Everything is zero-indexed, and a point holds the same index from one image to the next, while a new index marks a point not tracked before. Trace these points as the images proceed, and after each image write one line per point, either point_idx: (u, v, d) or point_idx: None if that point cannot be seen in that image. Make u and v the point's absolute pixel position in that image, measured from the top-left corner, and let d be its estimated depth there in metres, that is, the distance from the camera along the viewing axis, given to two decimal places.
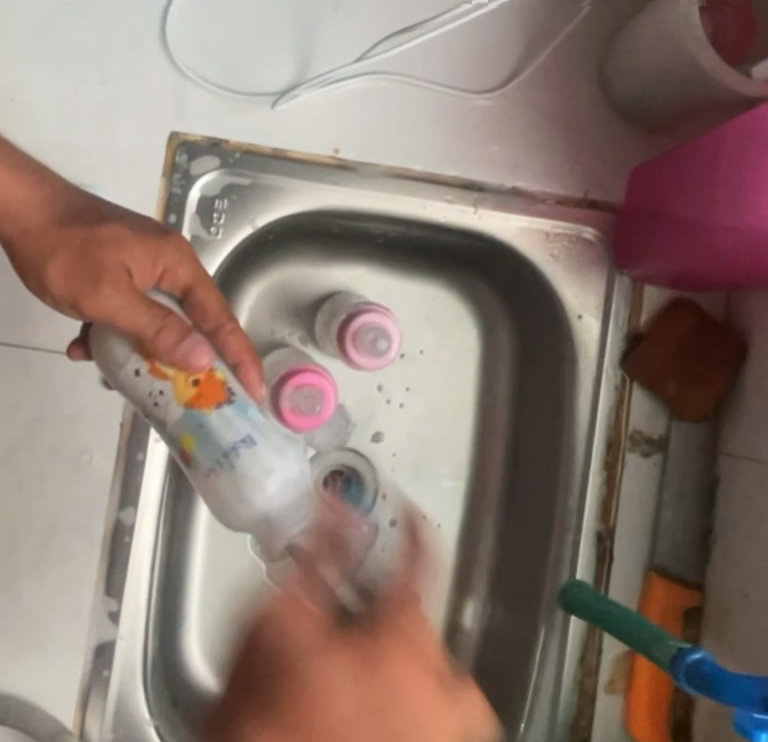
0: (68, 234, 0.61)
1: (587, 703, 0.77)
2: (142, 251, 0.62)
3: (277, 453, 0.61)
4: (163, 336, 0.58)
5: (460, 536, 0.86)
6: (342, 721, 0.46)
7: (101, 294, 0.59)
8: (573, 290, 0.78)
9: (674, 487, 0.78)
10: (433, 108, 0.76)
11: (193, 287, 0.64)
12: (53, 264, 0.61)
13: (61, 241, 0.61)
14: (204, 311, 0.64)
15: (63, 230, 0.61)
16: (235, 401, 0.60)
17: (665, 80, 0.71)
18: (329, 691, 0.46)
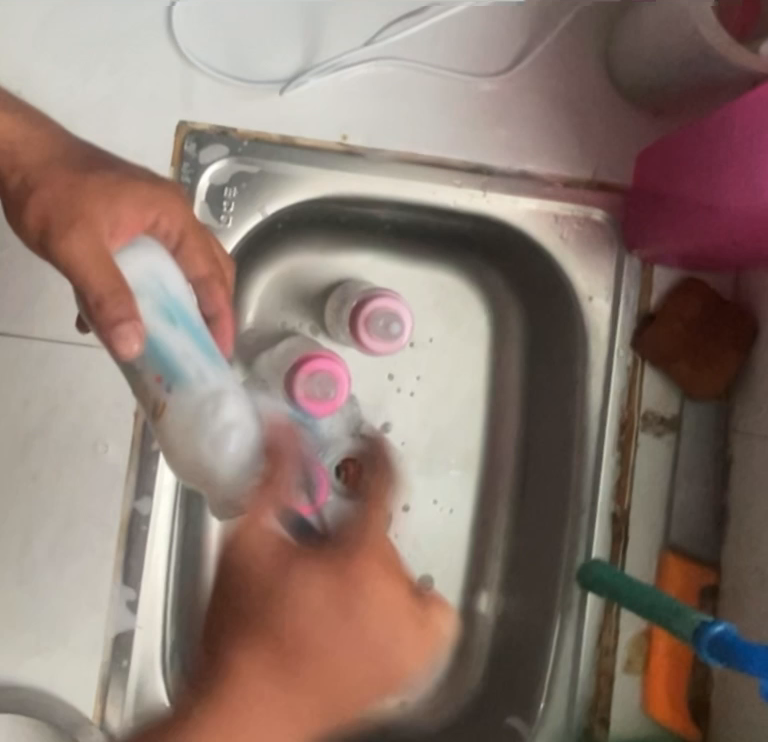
0: (54, 171, 0.57)
1: (605, 684, 0.77)
2: (134, 199, 0.58)
3: (195, 406, 0.54)
4: (104, 311, 0.52)
5: (474, 521, 0.86)
6: (305, 622, 0.52)
7: (71, 239, 0.55)
8: (581, 272, 0.78)
9: (686, 467, 0.78)
10: (440, 93, 0.76)
11: (185, 236, 0.61)
12: (32, 196, 0.56)
13: (41, 179, 0.57)
14: (193, 259, 0.62)
15: (52, 171, 0.57)
16: (152, 357, 0.54)
17: (671, 59, 0.71)
18: (308, 602, 0.52)
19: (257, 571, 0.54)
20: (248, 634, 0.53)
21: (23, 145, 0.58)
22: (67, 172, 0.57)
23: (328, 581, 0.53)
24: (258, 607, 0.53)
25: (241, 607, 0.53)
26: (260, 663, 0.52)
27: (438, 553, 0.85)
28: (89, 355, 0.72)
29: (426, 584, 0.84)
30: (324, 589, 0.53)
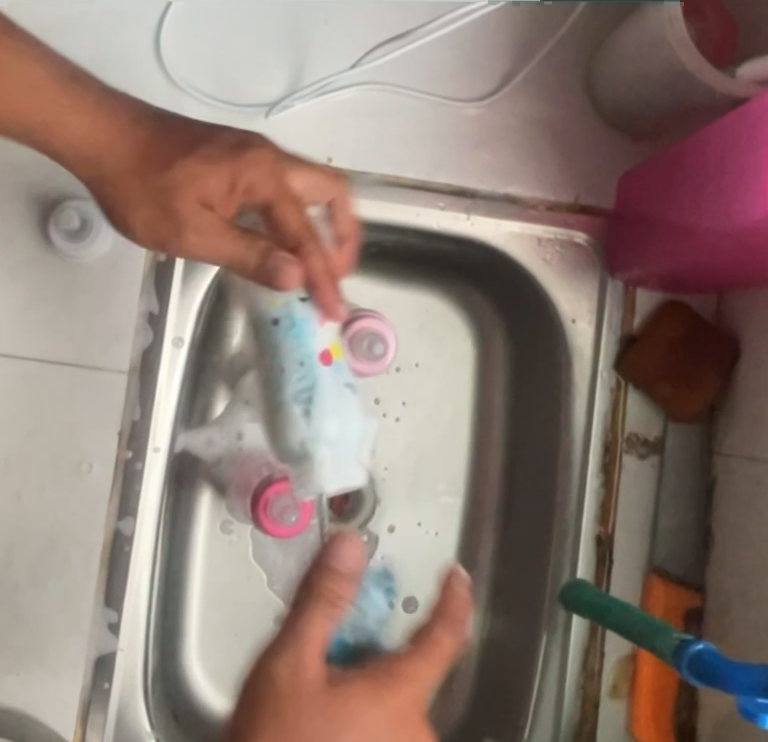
0: (132, 150, 0.60)
1: (590, 709, 0.76)
2: (203, 159, 0.61)
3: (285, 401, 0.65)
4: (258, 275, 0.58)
5: (459, 544, 0.86)
6: (305, 721, 0.55)
7: (200, 239, 0.60)
8: (565, 295, 0.79)
9: (670, 487, 0.78)
10: (424, 116, 0.77)
11: (273, 200, 0.62)
12: (124, 194, 0.61)
13: (122, 153, 0.60)
14: (255, 184, 0.62)
15: (129, 155, 0.60)
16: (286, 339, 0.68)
17: (651, 83, 0.72)
18: (299, 698, 0.56)
19: (303, 683, 0.56)
20: (265, 716, 0.55)
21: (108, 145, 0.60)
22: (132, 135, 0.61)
23: (365, 690, 0.57)
24: (266, 706, 0.55)
25: (267, 693, 0.56)
26: (289, 730, 0.55)
27: (423, 578, 0.84)
28: (74, 375, 0.72)
29: (410, 606, 0.84)
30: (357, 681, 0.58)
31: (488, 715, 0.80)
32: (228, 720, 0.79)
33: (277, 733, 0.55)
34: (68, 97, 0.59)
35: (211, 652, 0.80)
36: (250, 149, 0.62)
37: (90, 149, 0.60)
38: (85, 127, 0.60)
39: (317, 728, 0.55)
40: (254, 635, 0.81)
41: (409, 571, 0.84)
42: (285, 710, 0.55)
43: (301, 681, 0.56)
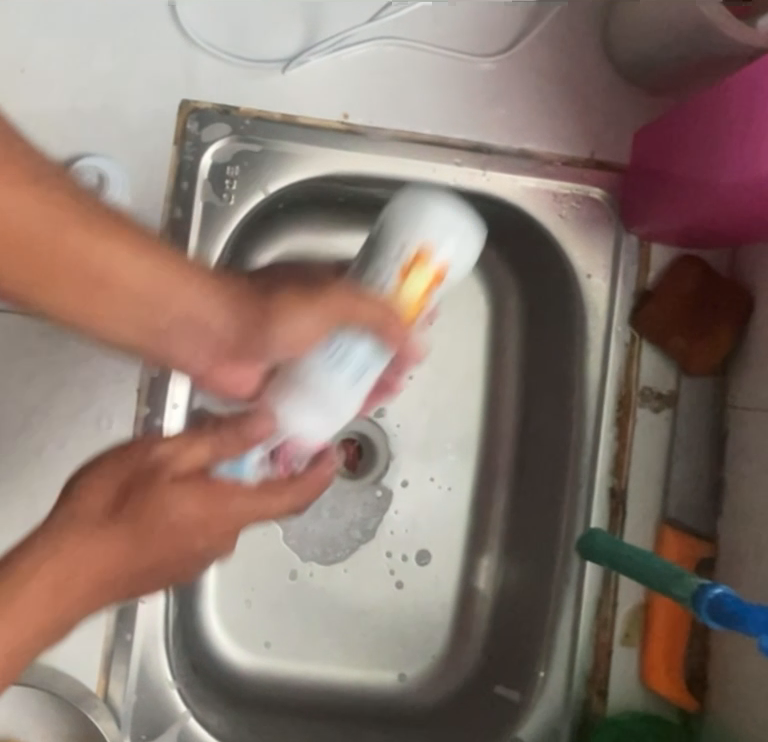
0: (208, 293, 0.55)
1: (603, 657, 0.78)
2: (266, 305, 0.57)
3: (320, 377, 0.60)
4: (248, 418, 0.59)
5: (472, 499, 0.87)
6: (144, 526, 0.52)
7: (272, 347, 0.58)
8: (579, 250, 0.79)
9: (683, 441, 0.79)
10: (439, 72, 0.77)
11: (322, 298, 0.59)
12: (195, 316, 0.55)
13: (199, 320, 0.55)
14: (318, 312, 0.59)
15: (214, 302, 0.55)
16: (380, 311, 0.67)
17: (668, 36, 0.72)
18: (178, 523, 0.54)
19: (138, 461, 0.54)
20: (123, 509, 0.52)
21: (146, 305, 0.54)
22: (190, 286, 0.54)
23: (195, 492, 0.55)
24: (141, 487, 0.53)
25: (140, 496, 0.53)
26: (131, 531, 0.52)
27: (438, 533, 0.86)
28: None
29: (423, 559, 0.85)
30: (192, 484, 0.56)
31: (503, 663, 0.82)
32: (245, 671, 0.81)
33: (75, 517, 0.51)
34: (135, 250, 0.51)
35: (229, 603, 0.82)
36: (328, 290, 0.59)
37: (141, 298, 0.53)
38: (158, 284, 0.53)
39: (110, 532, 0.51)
40: (270, 588, 0.83)
41: (423, 526, 0.85)
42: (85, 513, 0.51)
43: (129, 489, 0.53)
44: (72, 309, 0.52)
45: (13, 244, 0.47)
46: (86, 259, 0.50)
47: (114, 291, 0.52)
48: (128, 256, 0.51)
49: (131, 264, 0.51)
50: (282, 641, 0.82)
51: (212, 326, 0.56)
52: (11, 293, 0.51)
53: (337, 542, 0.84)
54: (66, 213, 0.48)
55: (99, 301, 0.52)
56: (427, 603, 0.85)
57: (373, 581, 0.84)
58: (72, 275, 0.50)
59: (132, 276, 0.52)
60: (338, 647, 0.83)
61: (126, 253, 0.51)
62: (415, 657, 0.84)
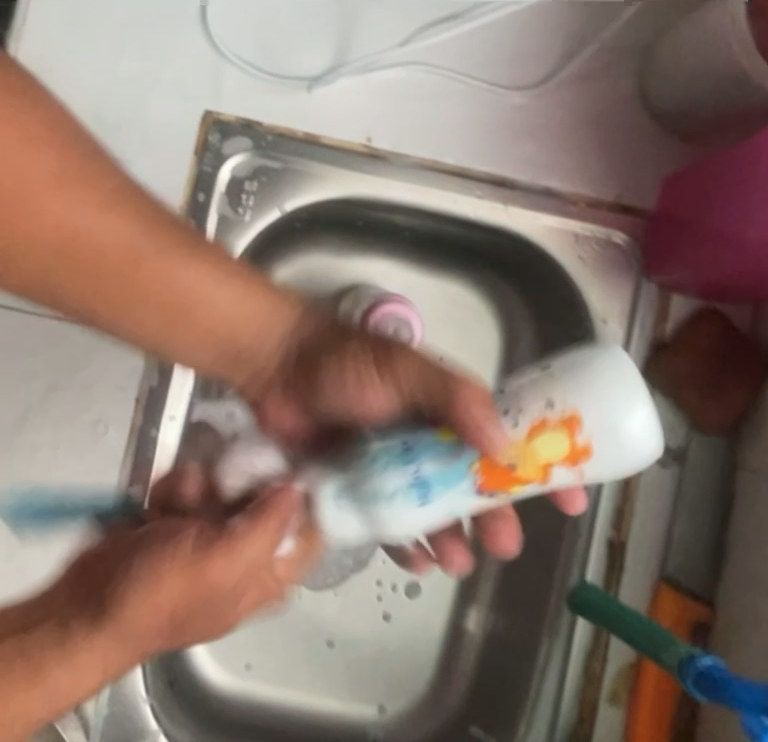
0: (232, 291, 0.60)
1: (587, 713, 0.75)
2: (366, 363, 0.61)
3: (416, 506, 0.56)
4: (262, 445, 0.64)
5: (469, 541, 0.84)
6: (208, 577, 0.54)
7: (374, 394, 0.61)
8: (597, 293, 0.78)
9: (687, 500, 0.77)
10: (468, 102, 0.76)
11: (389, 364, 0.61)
12: (336, 401, 0.63)
13: (192, 289, 0.59)
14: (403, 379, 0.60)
15: (269, 330, 0.62)
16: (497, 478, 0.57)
17: (705, 83, 0.70)
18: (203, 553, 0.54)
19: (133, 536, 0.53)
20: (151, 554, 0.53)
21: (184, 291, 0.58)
22: (370, 386, 0.61)
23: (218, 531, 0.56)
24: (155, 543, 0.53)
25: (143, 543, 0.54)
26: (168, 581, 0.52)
27: (430, 569, 0.84)
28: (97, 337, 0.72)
29: (412, 591, 0.84)
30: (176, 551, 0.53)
31: (485, 709, 0.80)
32: (224, 693, 0.79)
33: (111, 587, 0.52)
34: (227, 287, 0.60)
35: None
36: (399, 358, 0.61)
37: (231, 327, 0.61)
38: (239, 321, 0.61)
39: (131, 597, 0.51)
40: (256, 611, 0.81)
41: (417, 562, 0.83)
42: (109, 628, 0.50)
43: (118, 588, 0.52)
44: (177, 349, 0.62)
45: (83, 257, 0.54)
46: (84, 230, 0.53)
47: (177, 299, 0.58)
48: (203, 278, 0.59)
49: (220, 294, 0.60)
50: (264, 667, 0.81)
51: (328, 400, 0.60)
52: (111, 318, 0.59)
53: (328, 570, 0.82)
54: (64, 158, 0.50)
55: (134, 302, 0.58)
56: (413, 641, 0.83)
57: (360, 614, 0.82)
58: (120, 272, 0.56)
59: (223, 306, 0.60)
60: (318, 677, 0.81)
61: (208, 285, 0.59)
62: (396, 695, 0.82)
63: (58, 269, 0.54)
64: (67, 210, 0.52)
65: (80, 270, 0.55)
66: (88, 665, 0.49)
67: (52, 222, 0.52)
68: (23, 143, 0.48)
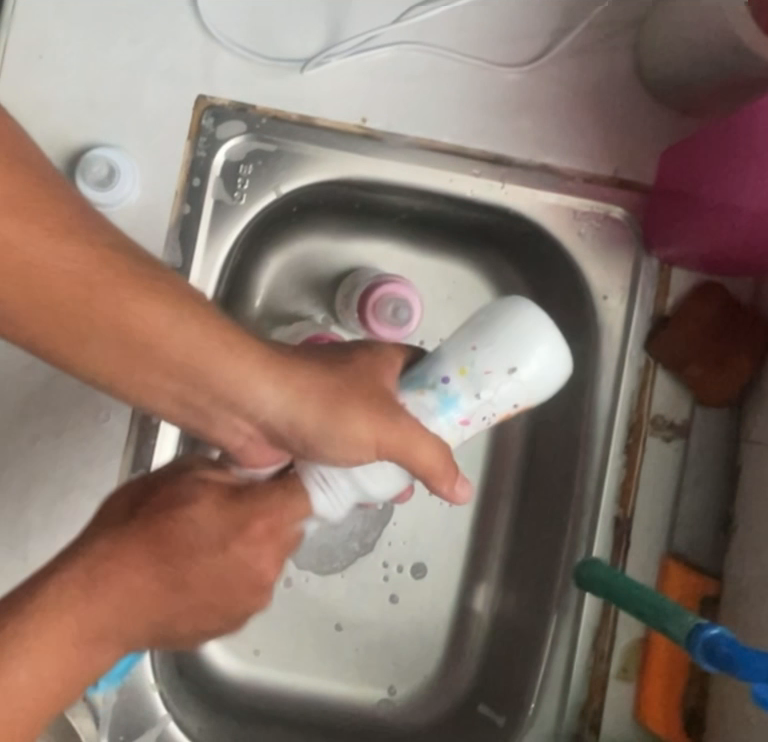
0: (278, 388, 0.54)
1: (597, 689, 0.75)
2: (336, 388, 0.56)
3: None
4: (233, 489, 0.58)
5: (474, 522, 0.85)
6: (198, 537, 0.54)
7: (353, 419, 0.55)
8: (597, 270, 0.77)
9: (693, 473, 0.76)
10: (462, 80, 0.75)
11: (433, 471, 0.58)
12: (251, 404, 0.54)
13: (240, 397, 0.53)
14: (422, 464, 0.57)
15: (314, 412, 0.55)
16: None
17: (701, 54, 0.70)
18: (201, 519, 0.54)
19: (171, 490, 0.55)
20: (140, 529, 0.52)
21: (168, 332, 0.48)
22: (262, 380, 0.53)
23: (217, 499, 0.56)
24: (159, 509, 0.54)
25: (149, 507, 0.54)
26: (144, 557, 0.51)
27: (436, 551, 0.84)
28: None
29: (418, 572, 0.83)
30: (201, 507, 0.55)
31: (494, 688, 0.80)
32: (233, 679, 0.79)
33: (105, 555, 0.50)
34: (182, 326, 0.49)
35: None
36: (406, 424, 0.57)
37: (214, 392, 0.53)
38: (308, 415, 0.55)
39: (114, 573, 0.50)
40: None
41: (422, 543, 0.83)
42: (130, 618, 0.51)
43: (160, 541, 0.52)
44: (212, 426, 0.56)
45: (49, 303, 0.44)
46: (121, 317, 0.46)
47: (161, 359, 0.49)
48: (169, 338, 0.49)
49: (200, 346, 0.50)
50: (272, 653, 0.81)
51: (267, 410, 0.55)
52: (45, 349, 0.48)
53: (335, 554, 0.82)
54: (99, 263, 0.45)
55: (137, 364, 0.49)
56: (421, 623, 0.83)
57: (367, 597, 0.82)
58: (127, 349, 0.48)
59: (270, 407, 0.54)
60: (327, 661, 0.81)
61: (262, 394, 0.54)
62: (405, 677, 0.82)
63: (17, 297, 0.43)
64: (111, 304, 0.46)
65: (51, 315, 0.45)
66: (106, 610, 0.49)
67: (142, 328, 0.47)
68: (48, 238, 0.42)
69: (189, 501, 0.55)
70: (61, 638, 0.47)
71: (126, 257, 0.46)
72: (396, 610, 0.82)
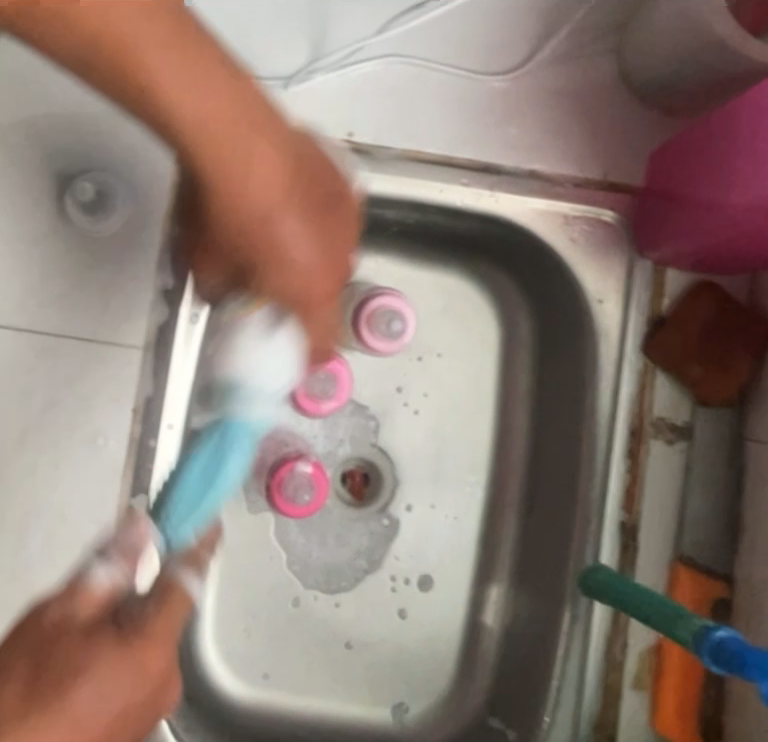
0: (265, 157, 0.55)
1: (613, 701, 0.74)
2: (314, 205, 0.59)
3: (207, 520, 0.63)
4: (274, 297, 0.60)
5: (480, 532, 0.84)
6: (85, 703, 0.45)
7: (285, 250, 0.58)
8: (592, 275, 0.77)
9: (700, 475, 0.75)
10: (446, 90, 0.75)
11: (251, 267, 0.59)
12: (289, 243, 0.58)
13: (243, 166, 0.54)
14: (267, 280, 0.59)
15: (273, 166, 0.55)
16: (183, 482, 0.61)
17: (686, 52, 0.69)
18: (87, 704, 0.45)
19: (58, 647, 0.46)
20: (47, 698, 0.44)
21: (209, 117, 0.51)
22: (271, 156, 0.55)
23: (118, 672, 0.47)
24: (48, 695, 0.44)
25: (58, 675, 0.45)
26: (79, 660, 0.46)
27: (444, 565, 0.83)
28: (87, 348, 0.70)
29: (425, 585, 0.82)
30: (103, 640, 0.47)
31: (507, 701, 0.79)
32: (243, 703, 0.78)
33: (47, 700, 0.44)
34: (215, 52, 0.51)
35: (233, 569, 0.80)
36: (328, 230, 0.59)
37: (219, 152, 0.53)
38: (274, 160, 0.56)
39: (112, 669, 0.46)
40: (270, 617, 0.80)
41: (428, 557, 0.82)
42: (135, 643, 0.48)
43: (54, 624, 0.47)
44: (253, 285, 0.60)
45: (119, 46, 0.47)
46: (180, 28, 0.48)
47: (196, 82, 0.50)
48: (159, 48, 0.48)
49: (257, 162, 0.55)
50: (282, 676, 0.79)
51: (297, 243, 0.58)
52: (111, 82, 0.49)
53: (342, 572, 0.81)
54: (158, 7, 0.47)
55: (195, 94, 0.50)
56: (433, 639, 0.82)
57: (377, 614, 0.81)
58: (189, 60, 0.49)
59: (204, 99, 0.51)
60: (338, 682, 0.80)
61: (271, 191, 0.56)
62: (418, 694, 0.81)
63: (78, 43, 0.46)
64: (137, 36, 0.47)
65: (120, 60, 0.47)
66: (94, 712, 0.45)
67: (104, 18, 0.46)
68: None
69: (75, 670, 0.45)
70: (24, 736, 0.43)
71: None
72: (405, 625, 0.81)
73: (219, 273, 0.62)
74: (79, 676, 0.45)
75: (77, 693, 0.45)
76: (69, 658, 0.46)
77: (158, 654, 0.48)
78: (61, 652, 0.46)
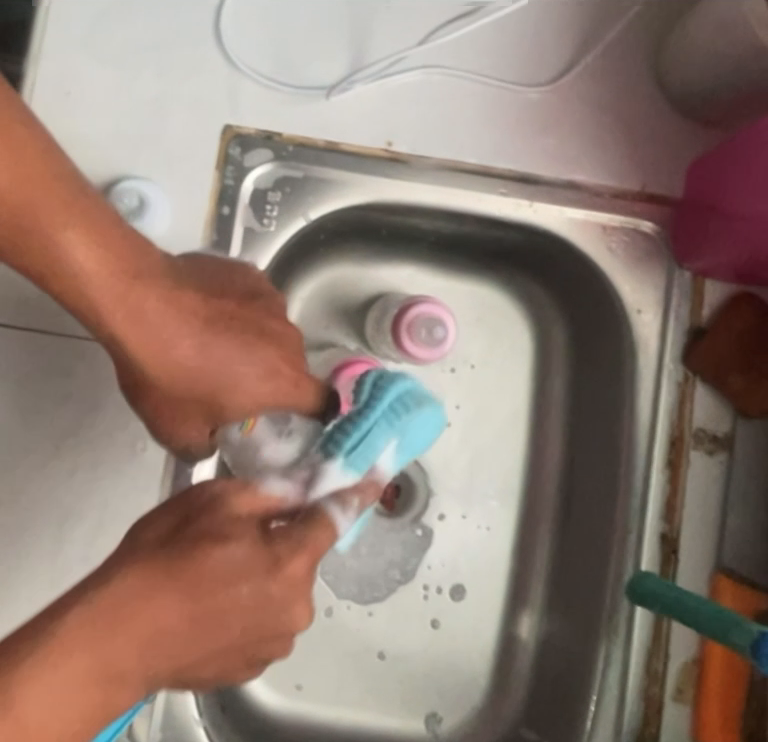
0: (179, 322, 0.54)
1: (654, 713, 0.73)
2: (255, 351, 0.58)
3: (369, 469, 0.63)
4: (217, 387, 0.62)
5: (514, 544, 0.84)
6: (170, 629, 0.45)
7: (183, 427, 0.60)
8: (629, 285, 0.76)
9: (739, 486, 0.75)
10: (485, 100, 0.75)
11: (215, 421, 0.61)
12: (241, 377, 0.57)
13: (159, 338, 0.53)
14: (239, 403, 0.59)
15: (227, 359, 0.56)
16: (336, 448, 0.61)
17: (723, 63, 0.70)
18: (221, 562, 0.47)
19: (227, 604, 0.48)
20: (165, 560, 0.46)
21: (89, 268, 0.49)
22: (155, 302, 0.52)
23: (250, 556, 0.49)
24: (180, 552, 0.47)
25: (180, 545, 0.47)
26: (239, 563, 0.48)
27: (477, 577, 0.82)
28: None
29: (457, 596, 0.82)
30: (245, 533, 0.49)
31: (543, 714, 0.78)
32: (276, 716, 0.77)
33: (135, 556, 0.47)
34: (85, 237, 0.48)
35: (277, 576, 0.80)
36: (223, 358, 0.56)
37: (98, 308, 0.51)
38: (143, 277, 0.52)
39: (238, 560, 0.48)
40: (303, 629, 0.79)
41: (463, 569, 0.82)
42: (279, 551, 0.50)
43: (190, 532, 0.48)
44: (184, 425, 0.60)
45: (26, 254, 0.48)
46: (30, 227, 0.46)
47: (54, 266, 0.48)
48: (56, 220, 0.47)
49: (154, 314, 0.52)
50: (316, 688, 0.78)
51: (247, 379, 0.57)
52: (30, 253, 0.47)
53: (375, 583, 0.81)
54: (34, 174, 0.45)
55: (44, 243, 0.47)
56: (465, 650, 0.81)
57: (412, 625, 0.80)
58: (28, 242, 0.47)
59: (96, 277, 0.49)
60: (371, 695, 0.79)
61: (183, 339, 0.54)
62: (451, 708, 0.80)
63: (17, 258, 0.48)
64: (36, 219, 0.46)
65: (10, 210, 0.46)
66: (186, 627, 0.46)
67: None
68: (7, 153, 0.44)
69: (200, 562, 0.47)
70: (141, 586, 0.45)
71: (19, 126, 0.45)
72: (439, 637, 0.81)
73: (199, 424, 0.61)
74: (209, 578, 0.47)
75: (208, 560, 0.47)
76: (213, 534, 0.48)
77: (293, 588, 0.50)
78: (189, 578, 0.46)
